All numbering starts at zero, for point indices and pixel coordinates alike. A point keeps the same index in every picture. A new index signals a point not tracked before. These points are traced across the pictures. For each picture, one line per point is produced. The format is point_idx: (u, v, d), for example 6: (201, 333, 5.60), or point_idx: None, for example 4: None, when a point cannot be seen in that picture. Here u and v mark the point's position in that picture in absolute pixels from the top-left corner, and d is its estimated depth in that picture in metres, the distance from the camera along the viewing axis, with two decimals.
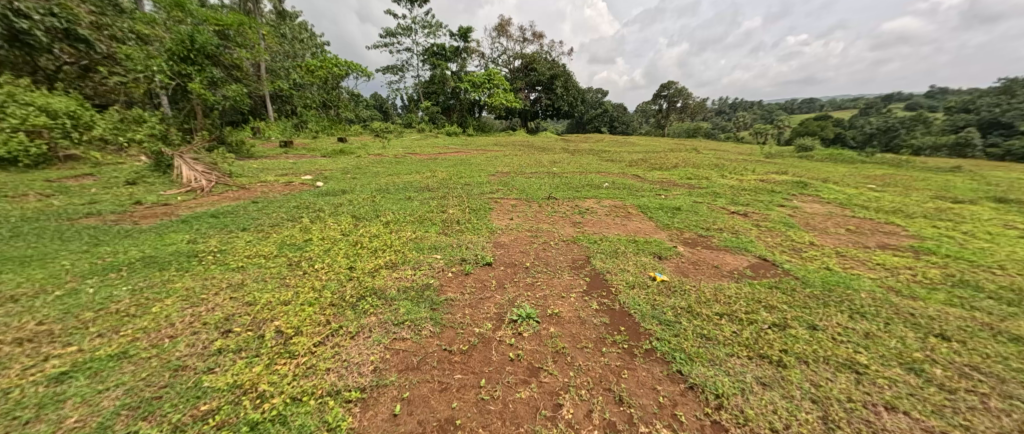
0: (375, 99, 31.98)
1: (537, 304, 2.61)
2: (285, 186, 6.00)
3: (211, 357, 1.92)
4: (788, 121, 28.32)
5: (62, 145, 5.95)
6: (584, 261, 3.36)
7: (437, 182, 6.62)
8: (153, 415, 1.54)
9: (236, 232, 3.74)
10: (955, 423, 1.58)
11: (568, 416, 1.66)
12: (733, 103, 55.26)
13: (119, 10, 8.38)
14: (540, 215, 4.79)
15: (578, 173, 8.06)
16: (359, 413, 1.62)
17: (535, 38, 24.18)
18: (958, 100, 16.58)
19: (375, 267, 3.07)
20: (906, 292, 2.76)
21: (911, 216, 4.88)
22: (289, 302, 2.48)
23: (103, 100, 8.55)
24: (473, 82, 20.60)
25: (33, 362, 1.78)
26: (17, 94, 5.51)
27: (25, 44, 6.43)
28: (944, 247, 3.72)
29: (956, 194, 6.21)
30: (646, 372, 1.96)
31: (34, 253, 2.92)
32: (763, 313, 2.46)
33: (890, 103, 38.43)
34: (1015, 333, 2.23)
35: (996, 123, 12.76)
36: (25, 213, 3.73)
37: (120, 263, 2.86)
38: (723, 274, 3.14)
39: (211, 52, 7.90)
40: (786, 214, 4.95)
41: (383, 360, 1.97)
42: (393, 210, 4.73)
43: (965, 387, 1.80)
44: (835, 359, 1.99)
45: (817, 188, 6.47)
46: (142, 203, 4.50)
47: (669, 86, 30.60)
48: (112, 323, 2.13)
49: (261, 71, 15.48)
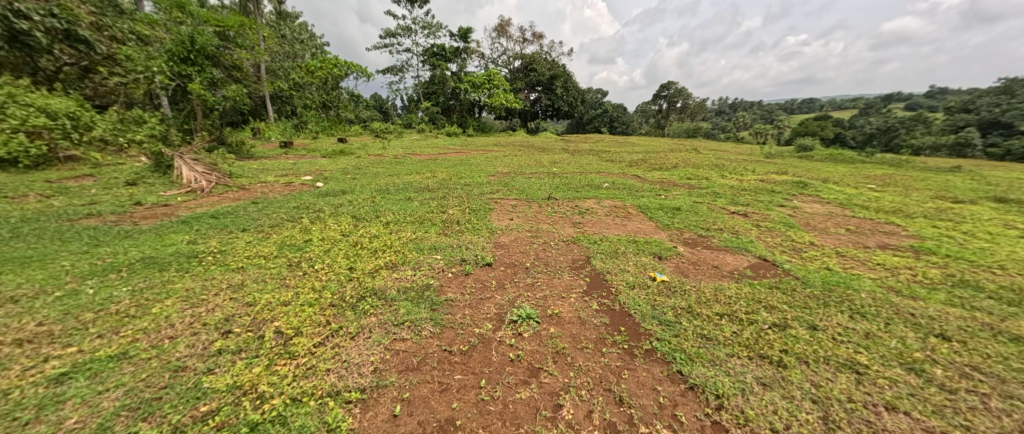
0: (375, 100, 32.01)
1: (537, 305, 2.61)
2: (285, 186, 6.01)
3: (211, 358, 1.92)
4: (788, 121, 28.34)
5: (62, 146, 5.95)
6: (584, 261, 3.36)
7: (437, 182, 6.62)
8: (154, 416, 1.54)
9: (236, 232, 3.74)
10: (955, 423, 1.58)
11: (568, 417, 1.66)
12: (733, 103, 55.29)
13: (119, 11, 8.39)
14: (540, 215, 4.79)
15: (578, 173, 8.08)
16: (359, 414, 1.62)
17: (535, 38, 24.21)
18: (958, 100, 16.57)
19: (375, 267, 3.07)
20: (906, 292, 2.76)
21: (912, 216, 4.87)
22: (289, 303, 2.48)
23: (103, 100, 8.57)
24: (473, 82, 20.61)
25: (34, 362, 1.78)
26: (17, 94, 5.51)
27: (26, 45, 6.44)
28: (944, 247, 3.72)
29: (956, 194, 6.21)
30: (646, 372, 1.96)
31: (35, 253, 2.93)
32: (763, 313, 2.47)
33: (890, 103, 38.44)
34: (1015, 333, 2.23)
35: (996, 123, 12.75)
36: (25, 214, 3.74)
37: (121, 264, 2.87)
38: (723, 274, 3.13)
39: (211, 52, 7.92)
40: (786, 214, 4.95)
41: (383, 361, 1.97)
42: (393, 210, 4.73)
43: (965, 388, 1.80)
44: (835, 359, 1.99)
45: (817, 189, 6.47)
46: (143, 203, 4.51)
47: (669, 87, 30.63)
48: (112, 323, 2.14)
49: (261, 72, 15.50)
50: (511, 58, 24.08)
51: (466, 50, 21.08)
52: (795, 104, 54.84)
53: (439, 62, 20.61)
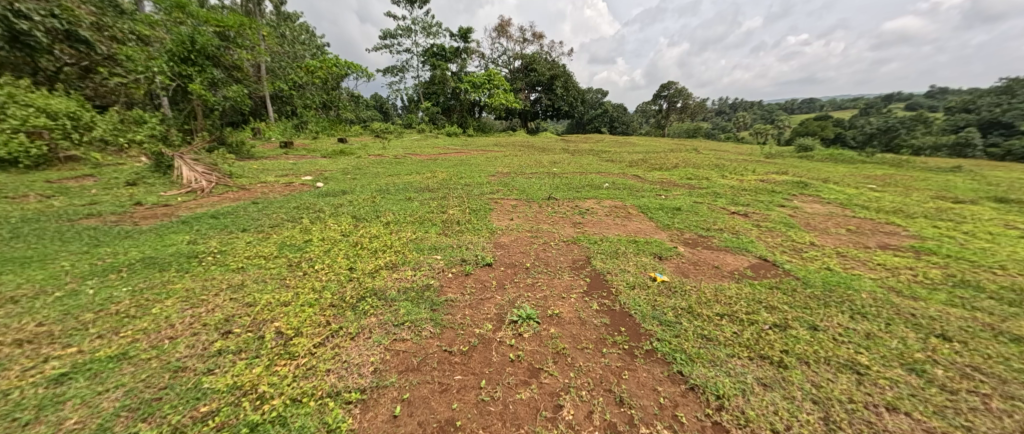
0: (375, 100, 32.02)
1: (537, 305, 2.61)
2: (285, 186, 6.02)
3: (211, 358, 1.91)
4: (788, 122, 28.39)
5: (62, 146, 5.95)
6: (584, 261, 3.36)
7: (437, 182, 6.63)
8: (154, 417, 1.54)
9: (236, 232, 3.75)
10: (956, 424, 1.58)
11: (568, 418, 1.66)
12: (733, 103, 55.25)
13: (119, 11, 8.39)
14: (540, 215, 4.79)
15: (578, 173, 8.09)
16: (359, 414, 1.62)
17: (535, 39, 24.27)
18: (958, 100, 16.55)
19: (375, 267, 3.07)
20: (907, 293, 2.76)
21: (912, 216, 4.87)
22: (289, 303, 2.48)
23: (104, 101, 8.57)
24: (473, 82, 20.63)
25: (34, 363, 1.78)
26: (18, 94, 5.51)
27: (26, 45, 6.44)
28: (944, 246, 3.72)
29: (956, 194, 6.20)
30: (646, 372, 1.95)
31: (35, 253, 2.93)
32: (763, 314, 2.46)
33: (890, 104, 38.43)
34: (1016, 333, 2.22)
35: (997, 123, 12.72)
36: (26, 214, 3.75)
37: (121, 264, 2.87)
38: (723, 274, 3.13)
39: (211, 52, 7.92)
40: (785, 214, 4.96)
41: (383, 361, 1.97)
42: (394, 210, 4.74)
43: (966, 388, 1.79)
44: (835, 359, 1.99)
45: (818, 189, 6.47)
46: (143, 203, 4.51)
47: (669, 87, 30.69)
48: (112, 323, 2.14)
49: (261, 72, 15.49)
50: (511, 58, 24.12)
51: (466, 50, 21.10)
52: (796, 104, 54.85)
53: (440, 62, 20.62)
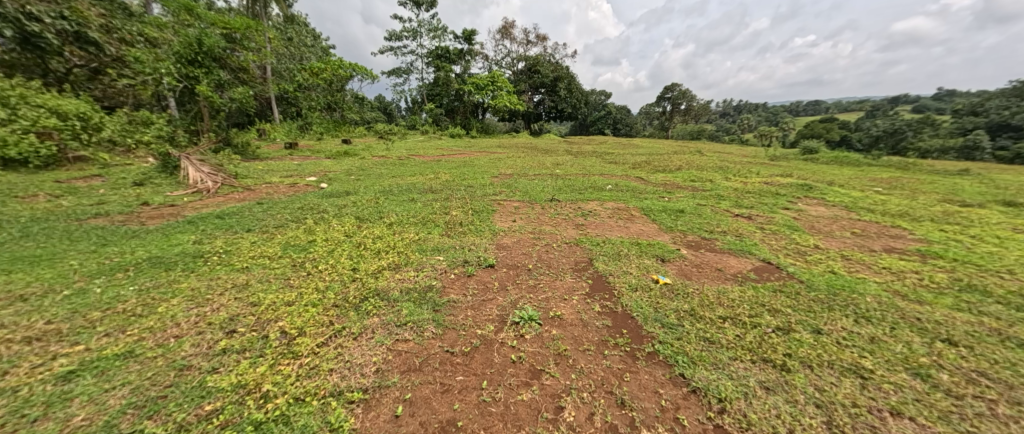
0: (379, 101, 32.26)
1: (539, 307, 2.61)
2: (290, 187, 6.08)
3: (216, 357, 1.93)
4: (793, 124, 28.09)
5: (71, 147, 6.03)
6: (586, 263, 3.36)
7: (440, 184, 6.62)
8: (159, 414, 1.56)
9: (241, 232, 3.78)
10: (961, 429, 1.57)
11: (569, 419, 1.65)
12: (736, 105, 54.85)
13: (129, 14, 8.54)
14: (542, 217, 4.78)
15: (581, 175, 8.06)
16: (361, 414, 1.63)
17: (538, 40, 24.24)
18: (967, 102, 16.36)
19: (378, 268, 3.09)
20: (913, 297, 2.73)
21: (918, 219, 4.82)
22: (293, 303, 2.50)
23: (112, 102, 8.68)
24: (477, 83, 20.71)
25: (42, 360, 1.80)
26: (29, 96, 5.60)
27: (37, 46, 6.59)
28: (951, 250, 3.68)
29: (964, 197, 6.13)
30: (649, 375, 1.95)
31: (44, 252, 2.97)
32: (767, 317, 2.45)
33: (896, 105, 38.05)
34: (1023, 339, 2.20)
35: (1006, 126, 12.48)
36: (36, 213, 3.82)
37: (128, 263, 2.91)
38: (728, 277, 3.12)
39: (218, 54, 8.00)
40: (790, 217, 4.93)
41: (385, 361, 1.98)
42: (397, 212, 4.74)
43: (972, 393, 1.77)
44: (839, 364, 1.98)
45: (824, 191, 6.39)
46: (149, 203, 4.57)
47: (673, 89, 30.63)
48: (119, 322, 2.16)
49: (266, 74, 15.64)
50: (515, 60, 24.26)
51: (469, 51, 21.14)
52: (801, 106, 54.51)
53: (443, 63, 20.67)
